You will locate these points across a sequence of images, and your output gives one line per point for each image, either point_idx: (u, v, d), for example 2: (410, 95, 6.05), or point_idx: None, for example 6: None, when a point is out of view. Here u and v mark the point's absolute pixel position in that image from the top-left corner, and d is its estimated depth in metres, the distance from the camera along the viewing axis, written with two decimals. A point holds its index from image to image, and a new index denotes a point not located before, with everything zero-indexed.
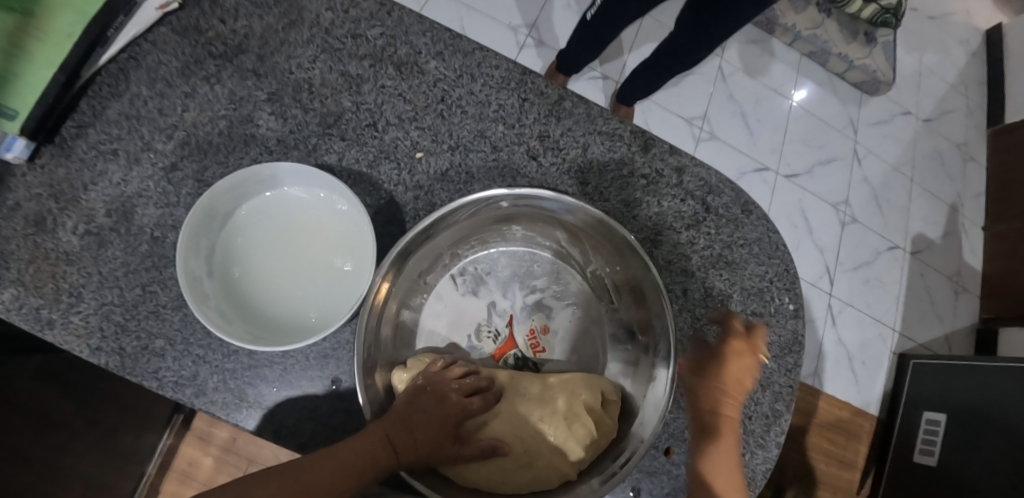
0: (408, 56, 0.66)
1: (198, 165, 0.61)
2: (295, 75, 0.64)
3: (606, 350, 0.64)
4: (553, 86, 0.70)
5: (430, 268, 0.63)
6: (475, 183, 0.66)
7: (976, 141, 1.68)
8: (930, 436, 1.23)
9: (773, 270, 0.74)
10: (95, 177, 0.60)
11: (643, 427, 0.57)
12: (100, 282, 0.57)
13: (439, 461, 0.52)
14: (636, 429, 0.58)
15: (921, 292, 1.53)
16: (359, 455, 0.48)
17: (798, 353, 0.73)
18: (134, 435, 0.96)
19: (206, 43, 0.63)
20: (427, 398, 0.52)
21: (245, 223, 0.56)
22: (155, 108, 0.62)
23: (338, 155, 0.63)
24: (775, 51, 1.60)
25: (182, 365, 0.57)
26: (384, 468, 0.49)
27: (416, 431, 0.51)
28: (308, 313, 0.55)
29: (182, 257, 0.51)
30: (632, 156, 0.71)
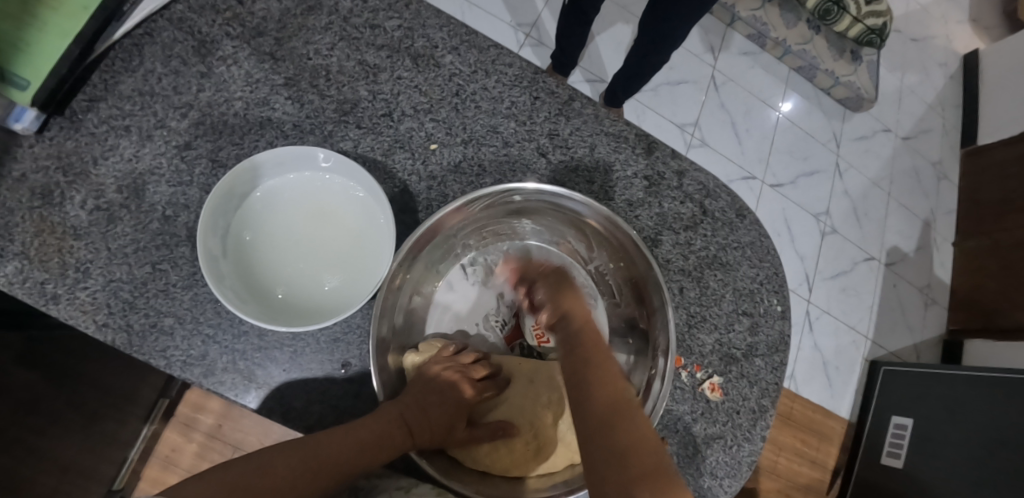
0: (424, 49, 0.67)
1: (212, 145, 0.61)
2: (312, 61, 0.65)
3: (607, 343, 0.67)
4: (564, 86, 0.71)
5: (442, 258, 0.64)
6: (486, 176, 0.67)
7: (951, 160, 1.76)
8: (896, 442, 1.29)
9: (764, 273, 0.77)
10: (106, 151, 0.59)
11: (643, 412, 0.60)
12: (109, 257, 0.57)
13: (451, 443, 0.54)
14: None
15: (892, 304, 1.60)
16: (376, 433, 0.50)
17: (785, 353, 0.76)
18: (123, 416, 0.94)
19: (224, 24, 0.64)
20: (443, 382, 0.55)
21: (263, 201, 0.56)
22: (169, 86, 0.61)
23: (352, 142, 0.64)
24: (766, 65, 1.65)
25: (191, 345, 0.56)
26: (400, 447, 0.51)
27: (430, 412, 0.53)
28: (277, 291, 0.55)
29: (200, 235, 0.51)
30: (636, 158, 0.73)
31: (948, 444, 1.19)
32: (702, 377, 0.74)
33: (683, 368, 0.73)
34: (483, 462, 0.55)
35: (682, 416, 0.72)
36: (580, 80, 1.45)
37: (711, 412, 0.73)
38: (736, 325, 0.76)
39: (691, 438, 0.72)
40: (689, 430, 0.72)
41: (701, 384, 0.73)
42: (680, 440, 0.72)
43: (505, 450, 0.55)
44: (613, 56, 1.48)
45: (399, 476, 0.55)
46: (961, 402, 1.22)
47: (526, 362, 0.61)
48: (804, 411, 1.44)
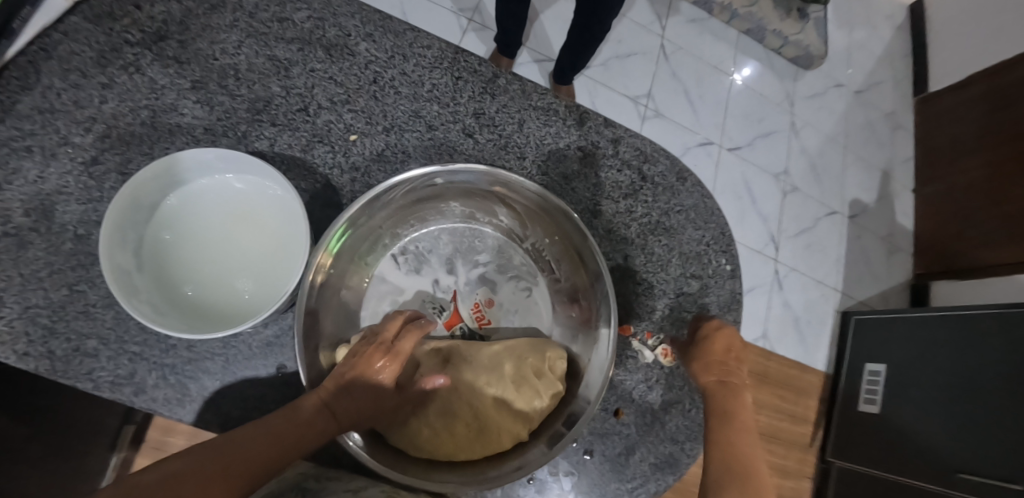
0: (337, 39, 0.66)
1: (122, 157, 0.59)
2: (220, 61, 0.63)
3: (551, 315, 0.67)
4: (487, 64, 0.70)
5: (371, 249, 0.63)
6: (412, 161, 0.67)
7: (905, 109, 1.78)
8: (872, 388, 1.36)
9: (709, 234, 0.77)
10: (10, 175, 0.57)
11: (589, 389, 0.59)
12: (23, 283, 0.55)
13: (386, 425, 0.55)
14: (583, 391, 0.60)
15: (858, 255, 1.62)
16: (295, 423, 0.48)
17: (737, 311, 0.76)
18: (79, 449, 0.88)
19: (123, 31, 0.62)
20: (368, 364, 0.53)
21: (179, 207, 0.55)
22: (71, 100, 0.59)
23: (269, 141, 0.62)
24: (714, 30, 1.64)
25: (118, 364, 0.55)
26: (322, 432, 0.49)
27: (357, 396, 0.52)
28: (183, 289, 0.54)
29: (105, 250, 0.50)
30: (568, 130, 0.73)
31: (917, 385, 1.25)
32: (654, 344, 0.73)
33: (633, 336, 0.73)
34: (427, 447, 0.56)
35: (637, 384, 0.72)
36: (528, 61, 1.43)
37: (666, 378, 0.73)
38: (685, 288, 0.75)
39: (648, 405, 0.72)
40: (644, 399, 0.72)
41: (654, 351, 0.73)
42: (638, 409, 0.71)
43: (446, 434, 0.56)
44: (559, 33, 1.46)
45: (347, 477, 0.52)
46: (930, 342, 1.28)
47: (463, 346, 0.61)
48: (782, 369, 1.45)
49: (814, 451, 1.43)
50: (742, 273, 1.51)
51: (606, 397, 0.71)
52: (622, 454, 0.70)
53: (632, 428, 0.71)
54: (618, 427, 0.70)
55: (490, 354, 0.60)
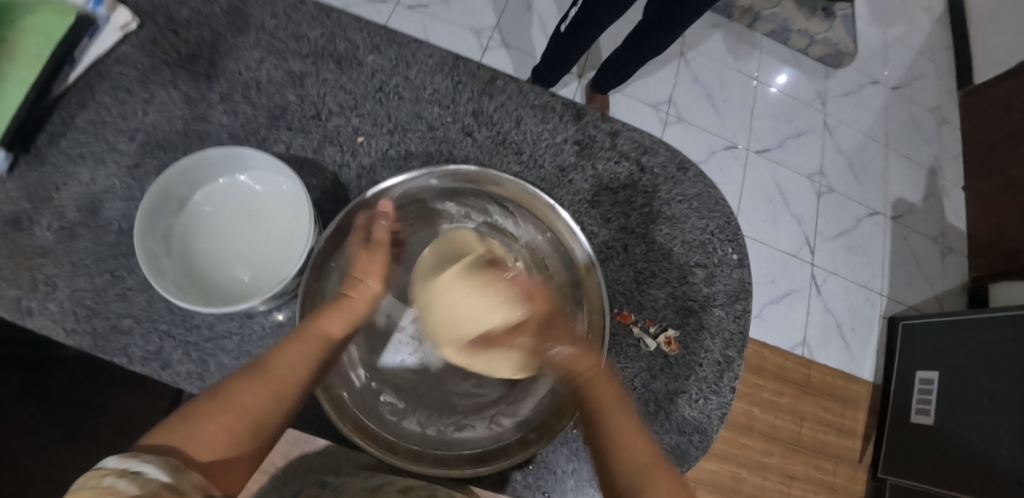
0: (347, 52, 0.73)
1: (158, 162, 0.67)
2: (243, 76, 0.71)
3: None
4: (484, 67, 0.75)
5: None
6: (414, 159, 0.72)
7: (949, 104, 1.70)
8: (925, 396, 1.28)
9: (715, 223, 0.78)
10: (66, 178, 0.65)
11: None
12: (73, 270, 0.63)
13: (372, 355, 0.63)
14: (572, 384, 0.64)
15: (905, 257, 1.54)
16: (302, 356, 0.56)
17: (746, 300, 0.76)
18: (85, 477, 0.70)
19: (163, 54, 0.71)
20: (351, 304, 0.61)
21: (209, 194, 0.62)
22: (118, 114, 0.68)
23: (285, 144, 0.69)
24: (737, 35, 1.63)
25: (149, 341, 0.61)
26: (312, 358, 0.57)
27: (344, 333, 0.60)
28: (196, 246, 0.61)
29: (139, 236, 0.56)
30: (564, 125, 0.76)
31: (976, 392, 1.18)
32: (657, 331, 0.73)
33: (634, 323, 0.72)
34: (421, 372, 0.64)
35: (639, 373, 0.71)
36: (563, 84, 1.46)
37: (671, 367, 0.72)
38: (690, 277, 0.75)
39: (653, 394, 0.71)
40: (648, 387, 0.71)
41: (657, 339, 0.72)
42: (640, 397, 0.70)
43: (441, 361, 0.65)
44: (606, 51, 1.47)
45: (366, 473, 0.58)
46: (988, 345, 1.20)
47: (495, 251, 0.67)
48: (824, 377, 1.39)
49: (865, 469, 1.35)
50: (777, 277, 1.46)
51: None
52: None
53: (635, 417, 0.70)
54: None
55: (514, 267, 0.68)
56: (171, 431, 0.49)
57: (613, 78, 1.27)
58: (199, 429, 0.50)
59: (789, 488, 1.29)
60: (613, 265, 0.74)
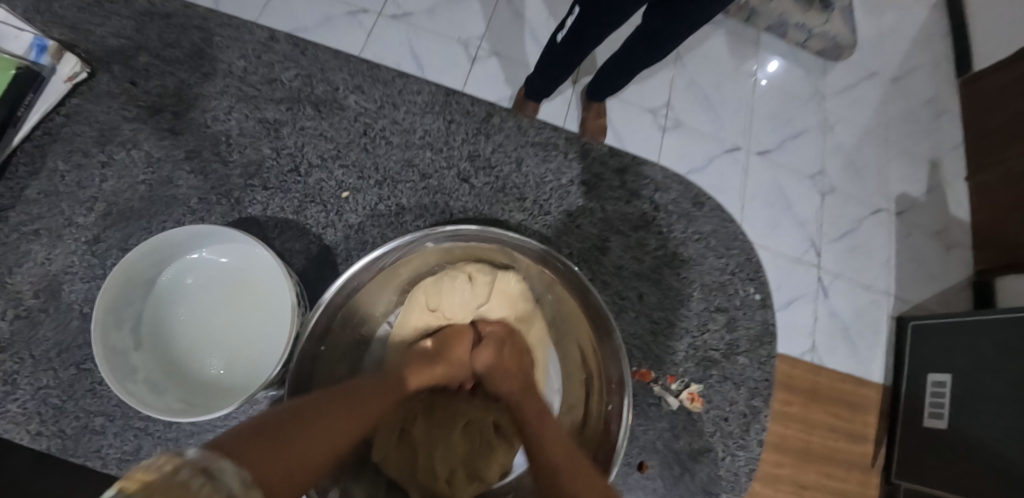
0: (326, 94, 0.66)
1: (121, 234, 0.60)
2: (211, 129, 0.64)
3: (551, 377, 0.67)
4: (479, 104, 0.70)
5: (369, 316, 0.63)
6: (407, 214, 0.65)
7: (949, 92, 1.66)
8: (937, 400, 1.25)
9: (733, 262, 0.72)
10: (20, 258, 0.59)
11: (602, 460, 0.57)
12: (34, 364, 0.56)
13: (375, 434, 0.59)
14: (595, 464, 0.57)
15: (911, 254, 1.50)
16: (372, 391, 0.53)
17: (770, 344, 0.70)
18: None
19: (121, 108, 0.63)
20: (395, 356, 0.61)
21: (186, 267, 0.56)
22: (74, 181, 0.61)
23: (262, 205, 0.62)
24: (731, 31, 1.57)
25: (124, 440, 0.55)
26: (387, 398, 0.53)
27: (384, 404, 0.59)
28: (177, 317, 0.55)
29: (98, 337, 0.50)
30: (568, 163, 0.70)
31: (990, 396, 1.14)
32: (678, 387, 0.67)
33: (654, 382, 0.66)
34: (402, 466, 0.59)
35: (662, 433, 0.65)
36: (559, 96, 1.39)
37: (695, 424, 0.66)
38: (710, 323, 0.70)
39: (678, 456, 0.65)
40: (672, 448, 0.65)
41: (679, 396, 0.66)
42: (664, 461, 0.64)
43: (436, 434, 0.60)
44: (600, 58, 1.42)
45: None
46: (1001, 347, 1.16)
47: (493, 298, 0.64)
48: (834, 384, 1.36)
49: (877, 471, 1.31)
50: (783, 283, 1.42)
51: (628, 450, 0.64)
52: None
53: (659, 482, 0.64)
54: (643, 482, 0.64)
55: (512, 304, 0.65)
56: (235, 447, 0.40)
57: (607, 86, 1.21)
58: (271, 452, 0.41)
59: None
60: (628, 316, 0.68)
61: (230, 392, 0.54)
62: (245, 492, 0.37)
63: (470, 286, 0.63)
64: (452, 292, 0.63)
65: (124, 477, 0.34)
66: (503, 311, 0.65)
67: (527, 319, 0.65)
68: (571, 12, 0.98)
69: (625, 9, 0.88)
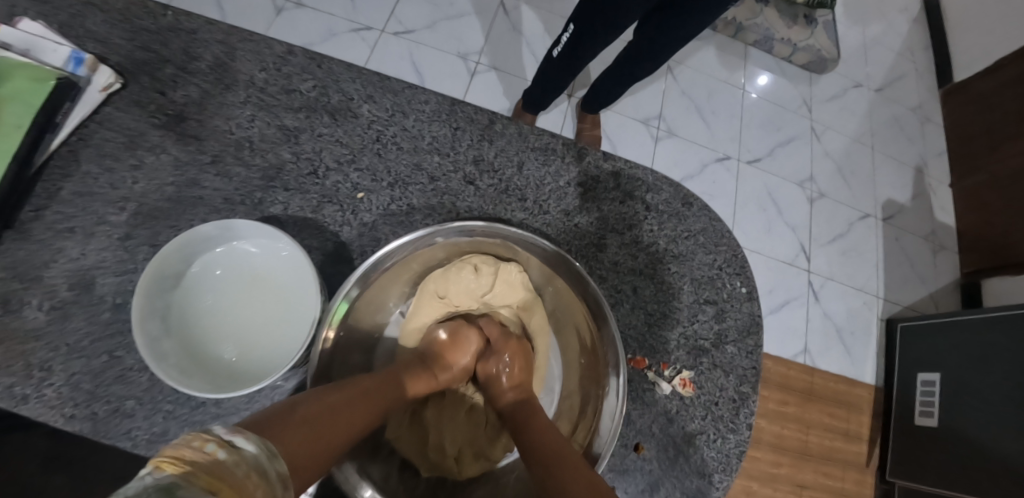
0: (341, 103, 0.71)
1: (150, 232, 0.65)
2: (234, 135, 0.68)
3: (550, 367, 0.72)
4: (483, 111, 0.75)
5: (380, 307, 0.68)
6: (416, 214, 0.70)
7: (931, 103, 1.72)
8: (927, 398, 1.29)
9: (722, 257, 0.77)
10: (55, 254, 0.63)
11: (603, 438, 0.60)
12: (68, 353, 0.60)
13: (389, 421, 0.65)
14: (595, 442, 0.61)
15: (898, 258, 1.55)
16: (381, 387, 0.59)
17: (757, 334, 0.75)
18: None
19: (149, 116, 0.68)
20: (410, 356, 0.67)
21: (215, 259, 0.60)
22: (106, 184, 0.65)
23: (281, 205, 0.67)
24: (721, 45, 1.63)
25: (153, 422, 0.59)
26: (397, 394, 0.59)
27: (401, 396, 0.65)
28: (209, 302, 0.59)
29: (136, 322, 0.53)
30: (567, 166, 0.75)
31: (979, 394, 1.18)
32: (672, 374, 0.71)
33: (648, 369, 0.70)
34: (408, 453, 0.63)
35: (656, 417, 0.69)
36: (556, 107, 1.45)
37: (688, 409, 0.70)
38: (701, 315, 0.74)
39: (672, 439, 0.69)
40: (666, 431, 0.69)
41: (672, 382, 0.70)
42: (659, 443, 0.68)
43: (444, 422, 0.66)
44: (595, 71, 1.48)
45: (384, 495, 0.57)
46: (987, 348, 1.21)
47: (496, 287, 0.70)
48: (826, 383, 1.40)
49: (872, 471, 1.36)
50: (774, 286, 1.46)
51: (625, 433, 0.68)
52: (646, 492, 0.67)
53: (655, 463, 0.68)
54: (639, 464, 0.67)
55: (514, 292, 0.71)
56: (264, 426, 0.46)
57: (603, 98, 1.26)
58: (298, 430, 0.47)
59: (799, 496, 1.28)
60: (624, 308, 0.73)
61: (256, 375, 0.57)
62: (271, 460, 0.42)
63: (475, 276, 0.69)
64: (459, 280, 0.69)
65: (159, 455, 0.38)
66: (506, 298, 0.71)
67: (528, 307, 0.72)
68: (566, 28, 1.03)
69: (618, 23, 0.94)
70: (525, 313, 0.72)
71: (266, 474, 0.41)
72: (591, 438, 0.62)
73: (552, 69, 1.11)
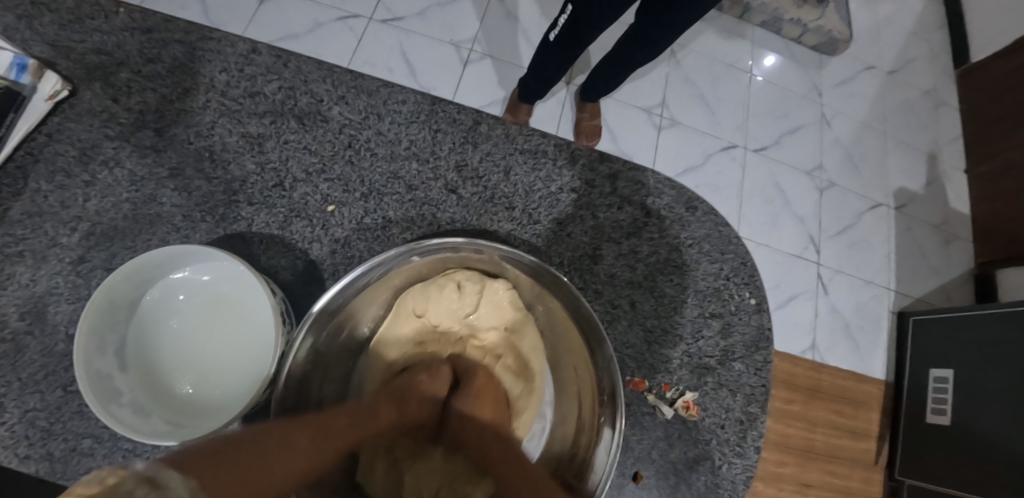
0: (310, 107, 0.66)
1: (105, 254, 0.60)
2: (195, 145, 0.63)
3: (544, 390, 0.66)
4: (466, 112, 0.69)
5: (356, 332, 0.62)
6: (394, 227, 0.64)
7: (947, 84, 1.64)
8: (940, 394, 1.25)
9: (726, 266, 0.72)
10: (3, 281, 0.58)
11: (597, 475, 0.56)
12: (21, 388, 0.56)
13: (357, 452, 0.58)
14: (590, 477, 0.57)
15: (911, 249, 1.49)
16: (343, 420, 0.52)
17: (764, 349, 0.70)
18: None
19: (103, 126, 0.63)
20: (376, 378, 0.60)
21: (175, 283, 0.55)
22: (57, 202, 0.60)
23: (247, 221, 0.61)
24: (726, 27, 1.55)
25: (112, 462, 0.55)
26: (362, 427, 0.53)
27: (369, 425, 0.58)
28: (172, 328, 0.55)
29: (82, 359, 0.49)
30: (558, 170, 0.69)
31: (997, 390, 1.13)
32: (673, 396, 0.66)
33: (647, 390, 0.66)
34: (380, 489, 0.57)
35: (657, 442, 0.65)
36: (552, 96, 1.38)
37: (690, 433, 0.65)
38: (704, 330, 0.69)
39: (674, 465, 0.64)
40: (667, 457, 0.64)
41: (674, 405, 0.66)
42: (659, 470, 0.64)
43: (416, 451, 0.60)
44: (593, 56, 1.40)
45: None
46: (1000, 343, 1.16)
47: (482, 308, 0.62)
48: (835, 381, 1.34)
49: (880, 469, 1.30)
50: (781, 281, 1.41)
51: (622, 460, 0.64)
52: None
53: (655, 492, 0.63)
54: (639, 493, 0.63)
55: (501, 313, 0.63)
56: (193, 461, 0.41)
57: (600, 87, 1.20)
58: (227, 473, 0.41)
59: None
60: (620, 325, 0.67)
61: (218, 411, 0.53)
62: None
63: (458, 295, 0.62)
64: (440, 301, 0.61)
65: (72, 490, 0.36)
66: (493, 319, 0.63)
67: (517, 328, 0.63)
68: (565, 8, 0.96)
69: (614, 9, 0.87)
70: (515, 335, 0.63)
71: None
72: (587, 471, 0.58)
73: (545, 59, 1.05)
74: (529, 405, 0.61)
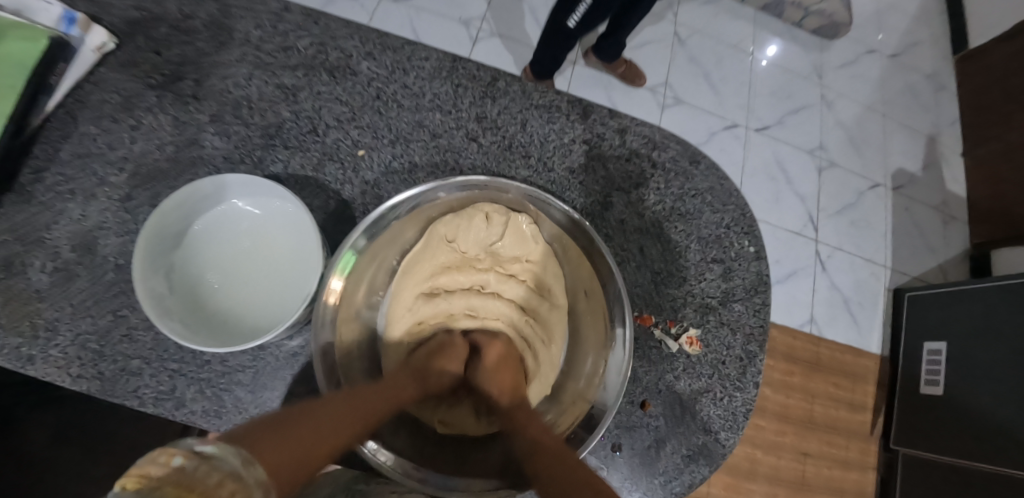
0: (339, 60, 0.70)
1: (150, 193, 0.64)
2: (232, 94, 0.67)
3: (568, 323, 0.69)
4: (484, 68, 0.73)
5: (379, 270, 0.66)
6: (419, 171, 0.69)
7: (945, 69, 1.68)
8: (933, 368, 1.27)
9: (729, 217, 0.75)
10: (56, 216, 0.62)
11: (608, 393, 0.60)
12: (73, 313, 0.60)
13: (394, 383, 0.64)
14: (601, 395, 0.61)
15: (907, 227, 1.53)
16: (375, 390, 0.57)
17: (764, 293, 0.73)
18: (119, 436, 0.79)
19: (145, 76, 0.67)
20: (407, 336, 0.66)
21: (232, 212, 0.60)
22: (104, 144, 0.65)
23: (282, 164, 0.66)
24: (730, 11, 1.60)
25: (159, 381, 0.59)
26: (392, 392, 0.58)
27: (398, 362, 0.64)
28: (242, 243, 0.60)
29: (139, 276, 0.53)
30: (572, 124, 0.73)
31: (987, 362, 1.16)
32: (678, 332, 0.70)
33: (654, 326, 0.70)
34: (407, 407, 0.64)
35: (663, 375, 0.69)
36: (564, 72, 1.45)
37: (695, 368, 0.70)
38: (708, 273, 0.73)
39: (678, 397, 0.68)
40: (673, 389, 0.69)
41: (679, 340, 0.70)
42: (665, 400, 0.68)
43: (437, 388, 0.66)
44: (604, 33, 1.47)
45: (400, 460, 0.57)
46: (991, 315, 1.20)
47: (506, 237, 0.68)
48: (832, 355, 1.37)
49: (877, 440, 1.32)
50: (781, 255, 1.45)
51: (631, 390, 0.68)
52: (652, 448, 0.66)
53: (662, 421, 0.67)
54: (647, 420, 0.67)
55: (524, 244, 0.68)
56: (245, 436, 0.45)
57: None
58: (279, 446, 0.45)
59: (804, 466, 1.25)
60: (630, 267, 0.72)
61: (257, 332, 0.57)
62: (247, 467, 0.41)
63: (486, 225, 0.67)
64: (469, 229, 0.67)
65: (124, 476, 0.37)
66: (516, 250, 0.69)
67: (540, 260, 0.69)
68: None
69: None
70: (537, 265, 0.69)
71: (242, 478, 0.40)
72: (597, 391, 0.62)
73: (556, 37, 1.09)
74: (557, 315, 0.68)
